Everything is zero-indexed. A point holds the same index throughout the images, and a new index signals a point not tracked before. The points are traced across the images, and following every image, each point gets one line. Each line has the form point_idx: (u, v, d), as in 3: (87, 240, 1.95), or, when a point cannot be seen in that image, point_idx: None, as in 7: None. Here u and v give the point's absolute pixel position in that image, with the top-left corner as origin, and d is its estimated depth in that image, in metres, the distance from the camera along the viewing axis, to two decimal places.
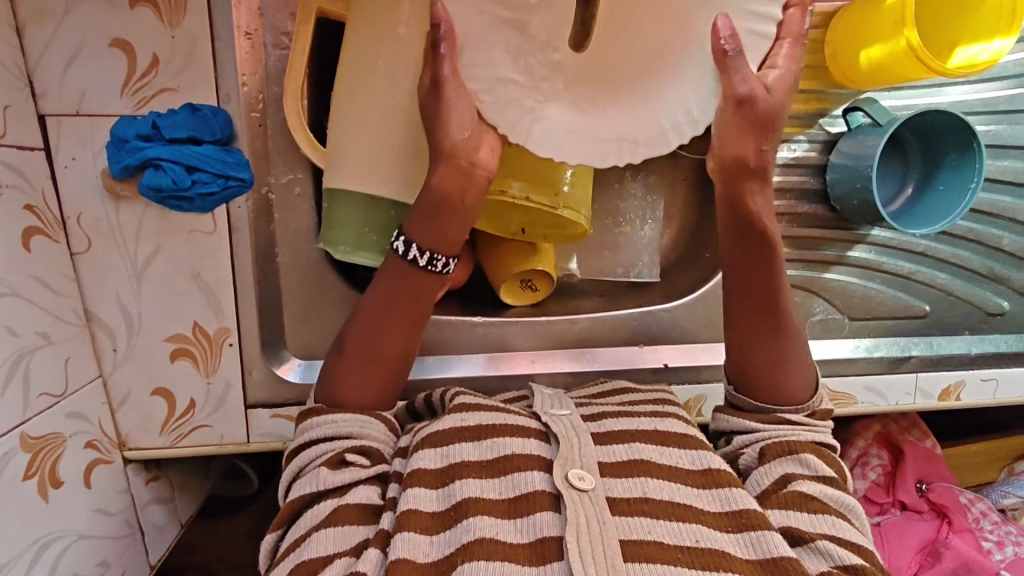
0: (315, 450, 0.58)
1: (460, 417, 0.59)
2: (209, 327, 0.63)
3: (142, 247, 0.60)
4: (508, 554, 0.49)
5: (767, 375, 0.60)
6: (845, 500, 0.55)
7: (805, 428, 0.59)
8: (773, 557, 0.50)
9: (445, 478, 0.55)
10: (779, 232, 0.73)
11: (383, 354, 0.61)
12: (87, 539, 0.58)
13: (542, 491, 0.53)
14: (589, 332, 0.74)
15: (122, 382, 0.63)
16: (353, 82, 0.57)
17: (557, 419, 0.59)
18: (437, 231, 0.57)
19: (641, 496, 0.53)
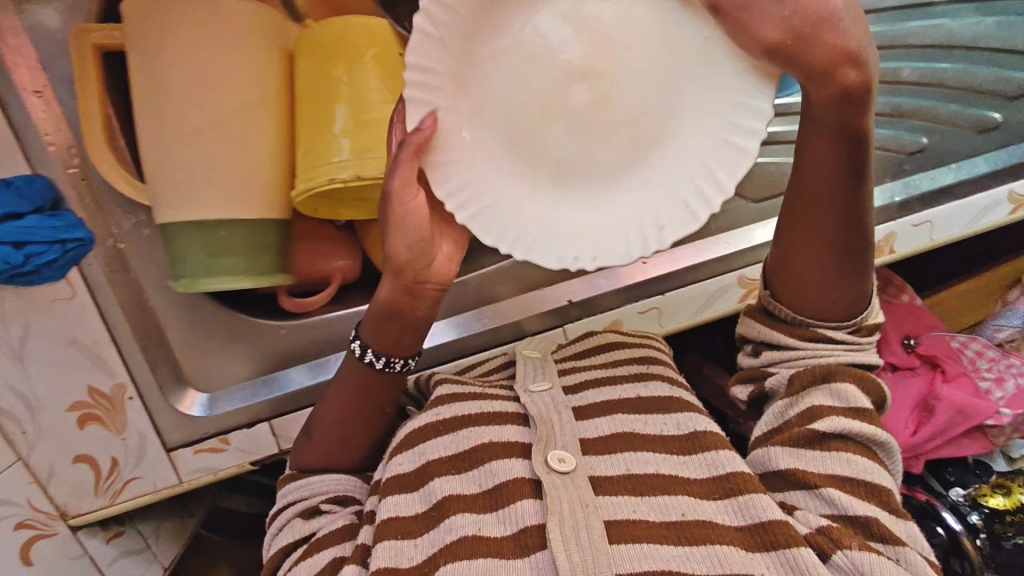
0: (287, 509, 0.60)
1: (436, 412, 0.59)
2: (104, 387, 0.64)
3: (11, 330, 0.59)
4: (491, 549, 0.48)
5: (816, 289, 0.54)
6: (873, 430, 0.50)
7: (846, 351, 0.54)
8: (762, 522, 0.47)
9: (423, 477, 0.55)
10: None
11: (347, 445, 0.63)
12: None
13: (521, 478, 0.52)
14: (488, 288, 0.73)
15: (43, 461, 0.64)
16: (146, 107, 0.54)
17: (536, 399, 0.59)
18: (396, 337, 0.59)
19: (624, 473, 0.52)
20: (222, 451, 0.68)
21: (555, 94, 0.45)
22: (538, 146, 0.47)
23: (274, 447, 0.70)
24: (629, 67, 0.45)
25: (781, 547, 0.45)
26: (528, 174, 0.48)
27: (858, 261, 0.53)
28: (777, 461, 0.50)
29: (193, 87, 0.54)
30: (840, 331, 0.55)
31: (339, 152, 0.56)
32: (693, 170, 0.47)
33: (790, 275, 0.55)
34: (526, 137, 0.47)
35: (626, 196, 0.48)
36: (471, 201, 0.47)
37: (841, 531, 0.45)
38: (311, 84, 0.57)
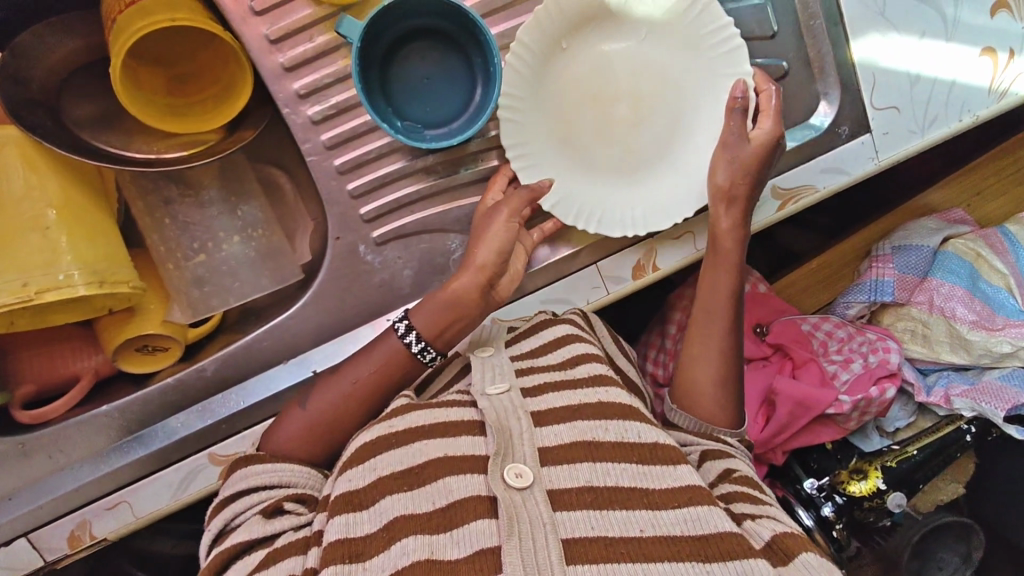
0: (250, 498, 0.55)
1: (388, 424, 0.57)
2: None
3: None
4: (448, 573, 0.46)
5: (689, 394, 0.65)
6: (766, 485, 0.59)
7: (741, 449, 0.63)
8: (716, 531, 0.48)
9: (370, 497, 0.52)
10: (366, 188, 0.64)
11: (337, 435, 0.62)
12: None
13: (478, 496, 0.51)
14: (230, 371, 0.67)
15: None
16: None
17: (495, 403, 0.56)
18: (439, 328, 0.61)
19: (583, 484, 0.51)
20: None
21: (611, 96, 0.65)
22: (576, 131, 0.65)
23: (39, 560, 0.67)
24: (655, 101, 0.65)
25: (741, 557, 0.47)
26: (573, 158, 0.66)
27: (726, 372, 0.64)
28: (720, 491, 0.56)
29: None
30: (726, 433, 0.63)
31: None
32: (671, 192, 0.66)
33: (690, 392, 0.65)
34: (580, 130, 0.65)
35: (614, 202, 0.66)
36: (523, 156, 0.64)
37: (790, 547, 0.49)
38: None
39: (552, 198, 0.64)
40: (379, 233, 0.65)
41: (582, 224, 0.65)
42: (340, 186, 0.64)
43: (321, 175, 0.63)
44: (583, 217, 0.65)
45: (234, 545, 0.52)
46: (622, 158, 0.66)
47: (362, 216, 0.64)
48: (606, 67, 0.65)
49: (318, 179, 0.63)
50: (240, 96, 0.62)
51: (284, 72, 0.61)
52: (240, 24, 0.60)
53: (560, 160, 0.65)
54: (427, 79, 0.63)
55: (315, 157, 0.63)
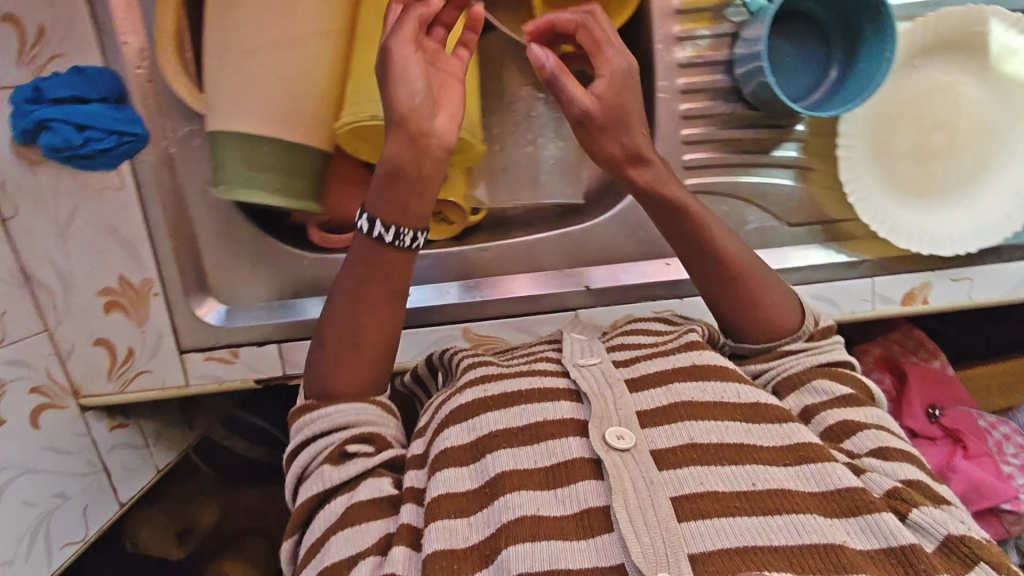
0: (310, 449, 0.56)
1: (484, 388, 0.57)
2: (134, 279, 0.68)
3: (61, 208, 0.65)
4: (554, 531, 0.46)
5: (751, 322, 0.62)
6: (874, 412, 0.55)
7: (808, 355, 0.60)
8: (845, 487, 0.47)
9: (476, 453, 0.53)
10: (694, 138, 0.68)
11: (357, 359, 0.59)
12: (33, 470, 0.63)
13: (581, 457, 0.50)
14: (506, 259, 0.73)
15: (67, 336, 0.69)
16: (223, 25, 0.60)
17: (587, 374, 0.57)
18: (397, 206, 0.57)
19: (687, 443, 0.50)
20: (231, 363, 0.70)
21: (937, 121, 0.67)
22: (897, 142, 0.67)
23: (279, 369, 0.71)
24: (974, 140, 0.67)
25: (864, 513, 0.46)
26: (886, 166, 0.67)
27: (743, 284, 0.62)
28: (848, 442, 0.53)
29: (263, 23, 0.58)
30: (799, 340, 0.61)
31: None
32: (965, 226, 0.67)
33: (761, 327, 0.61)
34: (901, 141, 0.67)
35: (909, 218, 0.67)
36: (849, 147, 0.66)
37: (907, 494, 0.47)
38: (369, 29, 0.61)
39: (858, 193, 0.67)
40: (690, 183, 0.69)
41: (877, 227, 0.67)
42: (675, 130, 0.67)
43: (662, 115, 0.67)
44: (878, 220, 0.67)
45: (312, 496, 0.54)
46: (928, 182, 0.68)
47: (683, 162, 0.68)
48: (943, 93, 0.67)
49: (658, 116, 0.67)
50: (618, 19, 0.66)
51: (672, 12, 0.64)
52: None
53: (871, 167, 0.67)
54: (787, 57, 0.64)
55: (664, 96, 0.66)
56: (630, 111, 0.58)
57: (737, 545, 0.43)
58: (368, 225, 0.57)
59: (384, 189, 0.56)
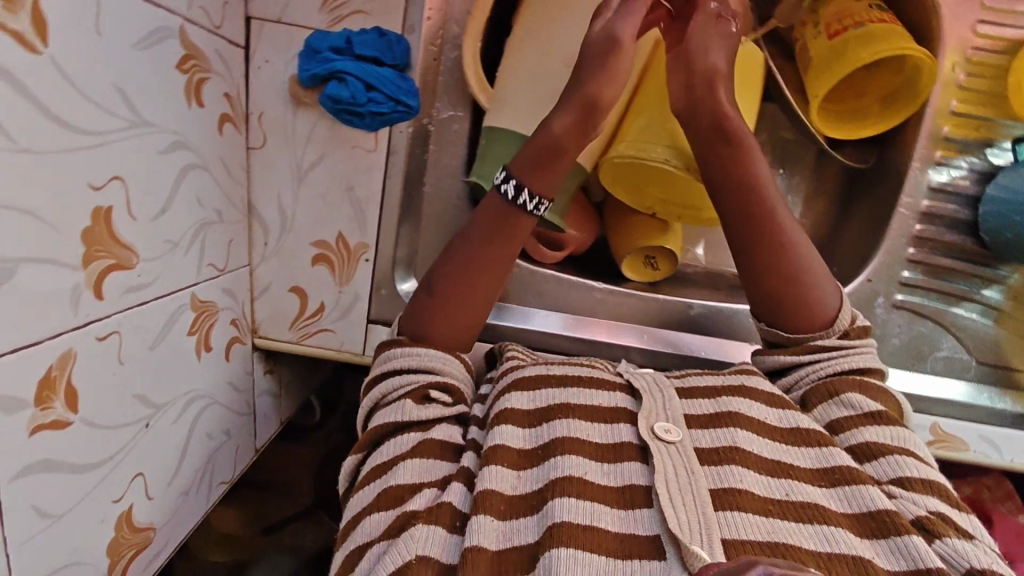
0: (395, 380, 0.59)
1: (547, 367, 0.62)
2: (351, 239, 0.68)
3: (308, 153, 0.66)
4: (596, 496, 0.49)
5: (780, 300, 0.61)
6: (915, 443, 0.53)
7: (841, 355, 0.59)
8: (871, 511, 0.48)
9: (536, 419, 0.57)
10: (919, 259, 0.70)
11: (464, 309, 0.61)
12: (216, 400, 0.61)
13: (628, 443, 0.54)
14: (705, 322, 0.72)
15: (266, 274, 0.68)
16: (534, 34, 0.62)
17: (639, 377, 0.61)
18: (474, 239, 0.61)
19: (730, 445, 0.52)
20: None
21: None
22: None
23: None
24: None
25: (898, 536, 0.46)
26: None
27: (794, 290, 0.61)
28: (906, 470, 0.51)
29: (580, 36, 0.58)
30: (824, 339, 0.60)
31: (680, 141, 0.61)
32: None
33: (790, 311, 0.61)
34: None
35: None
36: None
37: (937, 527, 0.46)
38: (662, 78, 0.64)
39: None
40: (898, 298, 0.70)
41: None
42: (904, 245, 0.69)
43: (896, 228, 0.69)
44: None
45: (386, 422, 0.57)
46: None
47: (901, 278, 0.70)
48: None
49: (892, 228, 0.69)
50: (880, 124, 0.69)
51: (938, 138, 0.67)
52: (940, 84, 0.66)
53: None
54: None
55: (904, 212, 0.68)
56: (731, 116, 0.58)
57: (763, 539, 0.45)
58: (513, 192, 0.59)
59: (536, 153, 0.57)
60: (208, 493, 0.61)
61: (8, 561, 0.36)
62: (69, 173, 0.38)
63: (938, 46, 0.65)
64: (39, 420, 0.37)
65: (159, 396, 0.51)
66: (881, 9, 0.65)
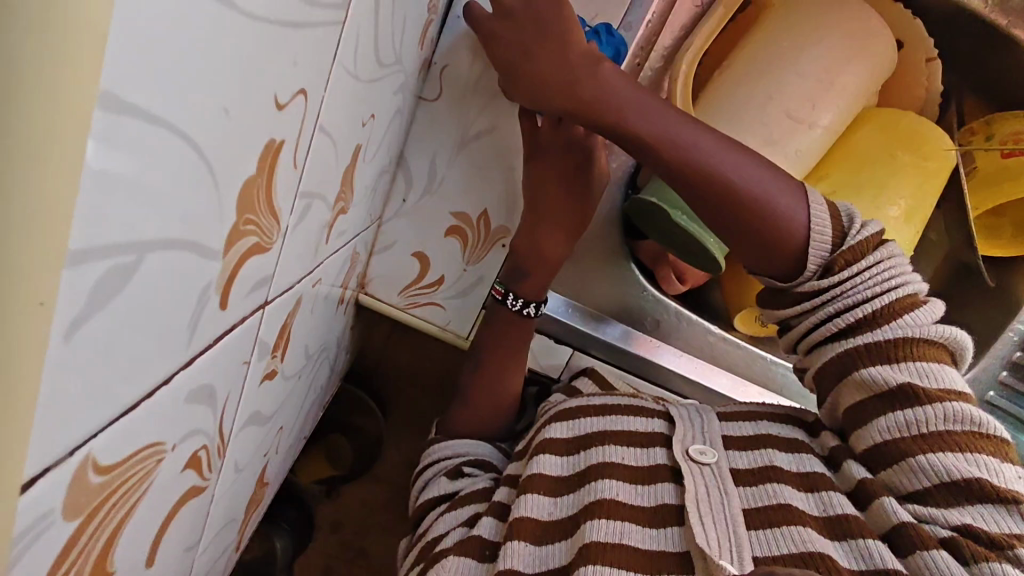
0: (433, 472, 0.63)
1: (590, 398, 0.61)
2: (494, 220, 0.64)
3: (479, 120, 0.62)
4: (628, 516, 0.50)
5: (753, 247, 0.53)
6: (941, 411, 0.48)
7: (842, 291, 0.52)
8: (896, 526, 0.46)
9: (572, 447, 0.57)
10: (1009, 384, 0.73)
11: (475, 405, 0.64)
12: (328, 355, 0.57)
13: (660, 464, 0.54)
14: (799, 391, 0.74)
15: (394, 232, 0.64)
16: (762, 74, 0.57)
17: (681, 403, 0.60)
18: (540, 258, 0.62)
19: (767, 465, 0.52)
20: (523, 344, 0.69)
21: None
22: None
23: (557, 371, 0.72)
24: None
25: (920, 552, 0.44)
26: None
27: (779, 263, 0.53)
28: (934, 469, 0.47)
29: (803, 90, 0.56)
30: (810, 281, 0.53)
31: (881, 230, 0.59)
32: None
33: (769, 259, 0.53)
34: None
35: None
36: None
37: (965, 542, 0.44)
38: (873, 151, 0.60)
39: None
40: None
41: None
42: (998, 367, 0.72)
43: (997, 348, 0.72)
44: None
45: (425, 501, 0.60)
46: None
47: (986, 396, 0.73)
48: None
49: (995, 348, 0.72)
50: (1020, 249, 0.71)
51: None
52: None
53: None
54: None
55: (1010, 335, 0.72)
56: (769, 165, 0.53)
57: (794, 554, 0.45)
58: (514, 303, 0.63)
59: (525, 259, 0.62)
60: (296, 447, 0.57)
61: (206, 519, 0.32)
62: (360, 106, 0.34)
63: None
64: (269, 371, 0.33)
65: (312, 346, 0.47)
66: None
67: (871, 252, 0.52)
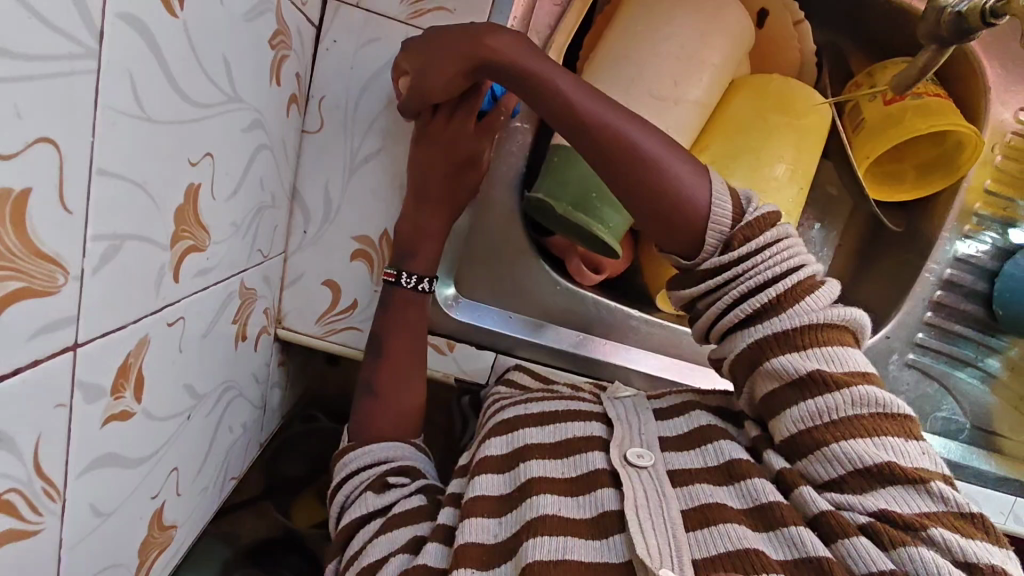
0: (355, 481, 0.61)
1: (526, 406, 0.62)
2: (396, 238, 0.65)
3: (365, 144, 0.63)
4: (569, 529, 0.50)
5: (664, 223, 0.52)
6: (852, 398, 0.48)
7: (749, 269, 0.51)
8: (821, 515, 0.46)
9: (509, 461, 0.57)
10: (935, 322, 0.74)
11: (391, 409, 0.64)
12: (239, 391, 0.57)
13: (601, 469, 0.54)
14: None
15: (301, 263, 0.65)
16: (622, 58, 0.59)
17: (617, 404, 0.61)
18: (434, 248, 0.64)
19: (702, 466, 0.53)
20: (444, 353, 0.69)
21: None
22: None
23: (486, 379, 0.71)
24: None
25: (845, 542, 0.44)
26: None
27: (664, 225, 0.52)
28: (849, 459, 0.47)
29: (664, 69, 0.58)
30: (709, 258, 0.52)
31: (768, 190, 0.60)
32: None
33: (666, 226, 0.52)
34: None
35: None
36: None
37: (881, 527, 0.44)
38: (745, 116, 0.62)
39: None
40: (910, 357, 0.74)
41: None
42: (923, 309, 0.73)
43: (920, 290, 0.72)
44: None
45: (352, 521, 0.59)
46: None
47: (916, 339, 0.74)
48: None
49: (916, 291, 0.72)
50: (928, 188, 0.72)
51: (968, 213, 0.71)
52: (978, 163, 0.70)
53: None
54: None
55: (929, 275, 0.72)
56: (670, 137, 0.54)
57: (727, 556, 0.45)
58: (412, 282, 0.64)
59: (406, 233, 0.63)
60: (220, 490, 0.57)
61: (59, 565, 0.32)
62: (174, 146, 0.35)
63: (983, 126, 0.69)
64: (110, 412, 0.33)
65: (201, 387, 0.47)
66: (932, 84, 0.69)
67: (765, 234, 0.52)
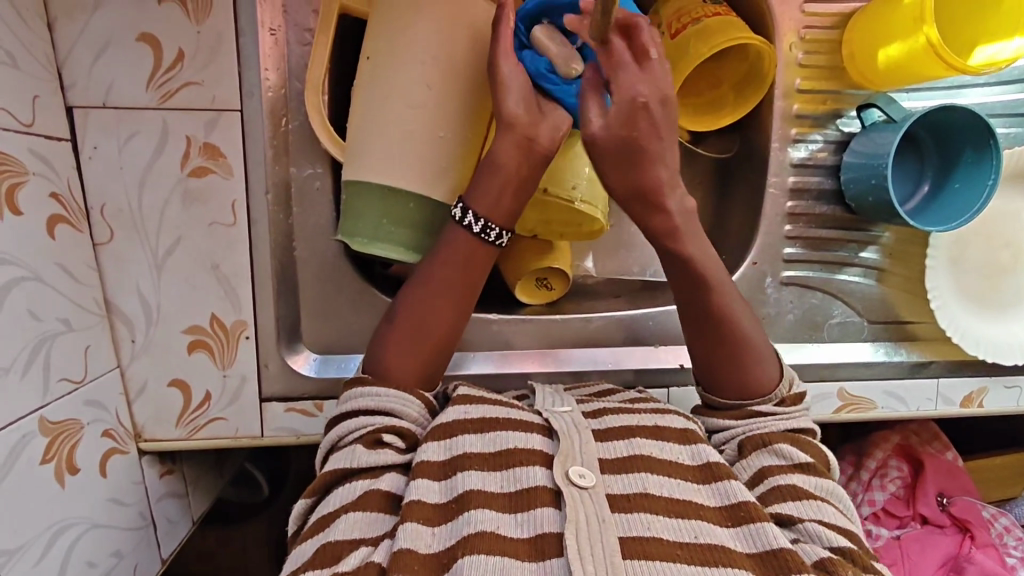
0: (353, 421, 0.56)
1: (464, 411, 0.57)
2: (226, 319, 0.63)
3: (163, 237, 0.61)
4: (508, 549, 0.46)
5: (715, 335, 0.58)
6: (823, 483, 0.53)
7: (775, 419, 0.58)
8: (773, 548, 0.47)
9: (449, 469, 0.53)
10: (797, 233, 0.72)
11: (405, 352, 0.58)
12: (89, 520, 0.56)
13: (543, 487, 0.51)
14: (611, 331, 0.72)
15: (139, 372, 0.63)
16: (375, 73, 0.57)
17: (559, 417, 0.57)
18: (498, 197, 0.56)
19: (641, 492, 0.51)
20: (314, 416, 0.66)
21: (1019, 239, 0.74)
22: (984, 258, 0.74)
23: None
24: None
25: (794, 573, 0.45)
26: (963, 278, 0.74)
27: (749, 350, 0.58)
28: (824, 516, 0.50)
29: (415, 73, 0.56)
30: (767, 404, 0.58)
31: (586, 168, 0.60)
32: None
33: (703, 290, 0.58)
34: (989, 259, 0.74)
35: (985, 330, 0.74)
36: (934, 258, 0.72)
37: (839, 562, 0.46)
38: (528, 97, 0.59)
39: (937, 301, 0.73)
40: (785, 275, 0.72)
41: (953, 335, 0.72)
42: (780, 224, 0.71)
43: (771, 209, 0.71)
44: (955, 329, 0.73)
45: (331, 471, 0.53)
46: (1000, 296, 0.74)
47: (783, 255, 0.72)
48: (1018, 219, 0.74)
49: (767, 210, 0.71)
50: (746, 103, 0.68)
51: (791, 117, 0.69)
52: (782, 66, 0.68)
53: (948, 275, 0.73)
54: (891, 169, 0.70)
55: (774, 191, 0.71)
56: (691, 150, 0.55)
57: None
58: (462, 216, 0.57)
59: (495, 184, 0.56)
60: None
61: None
62: None
63: (773, 30, 0.67)
64: None
65: (8, 540, 0.47)
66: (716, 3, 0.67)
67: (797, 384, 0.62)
